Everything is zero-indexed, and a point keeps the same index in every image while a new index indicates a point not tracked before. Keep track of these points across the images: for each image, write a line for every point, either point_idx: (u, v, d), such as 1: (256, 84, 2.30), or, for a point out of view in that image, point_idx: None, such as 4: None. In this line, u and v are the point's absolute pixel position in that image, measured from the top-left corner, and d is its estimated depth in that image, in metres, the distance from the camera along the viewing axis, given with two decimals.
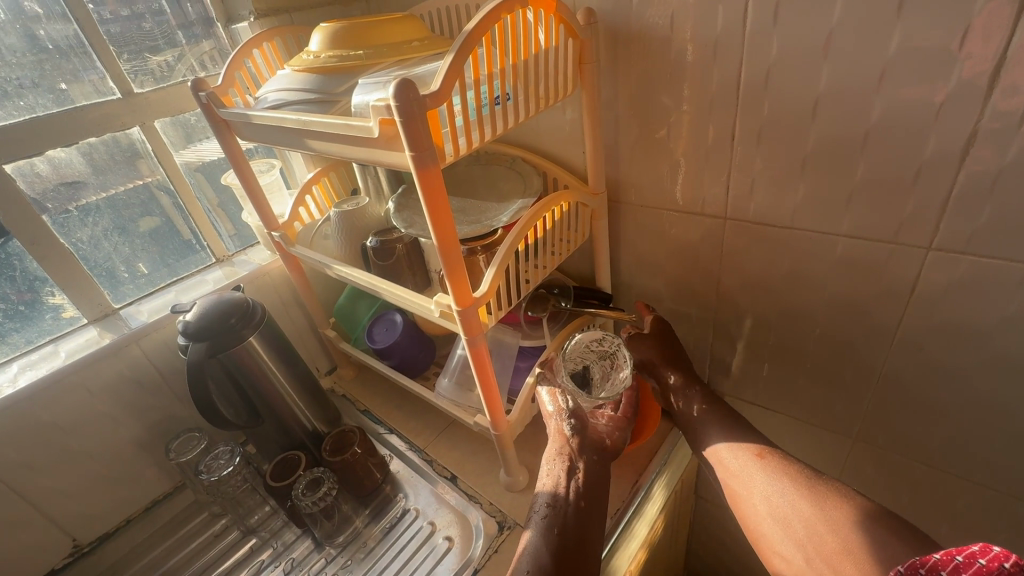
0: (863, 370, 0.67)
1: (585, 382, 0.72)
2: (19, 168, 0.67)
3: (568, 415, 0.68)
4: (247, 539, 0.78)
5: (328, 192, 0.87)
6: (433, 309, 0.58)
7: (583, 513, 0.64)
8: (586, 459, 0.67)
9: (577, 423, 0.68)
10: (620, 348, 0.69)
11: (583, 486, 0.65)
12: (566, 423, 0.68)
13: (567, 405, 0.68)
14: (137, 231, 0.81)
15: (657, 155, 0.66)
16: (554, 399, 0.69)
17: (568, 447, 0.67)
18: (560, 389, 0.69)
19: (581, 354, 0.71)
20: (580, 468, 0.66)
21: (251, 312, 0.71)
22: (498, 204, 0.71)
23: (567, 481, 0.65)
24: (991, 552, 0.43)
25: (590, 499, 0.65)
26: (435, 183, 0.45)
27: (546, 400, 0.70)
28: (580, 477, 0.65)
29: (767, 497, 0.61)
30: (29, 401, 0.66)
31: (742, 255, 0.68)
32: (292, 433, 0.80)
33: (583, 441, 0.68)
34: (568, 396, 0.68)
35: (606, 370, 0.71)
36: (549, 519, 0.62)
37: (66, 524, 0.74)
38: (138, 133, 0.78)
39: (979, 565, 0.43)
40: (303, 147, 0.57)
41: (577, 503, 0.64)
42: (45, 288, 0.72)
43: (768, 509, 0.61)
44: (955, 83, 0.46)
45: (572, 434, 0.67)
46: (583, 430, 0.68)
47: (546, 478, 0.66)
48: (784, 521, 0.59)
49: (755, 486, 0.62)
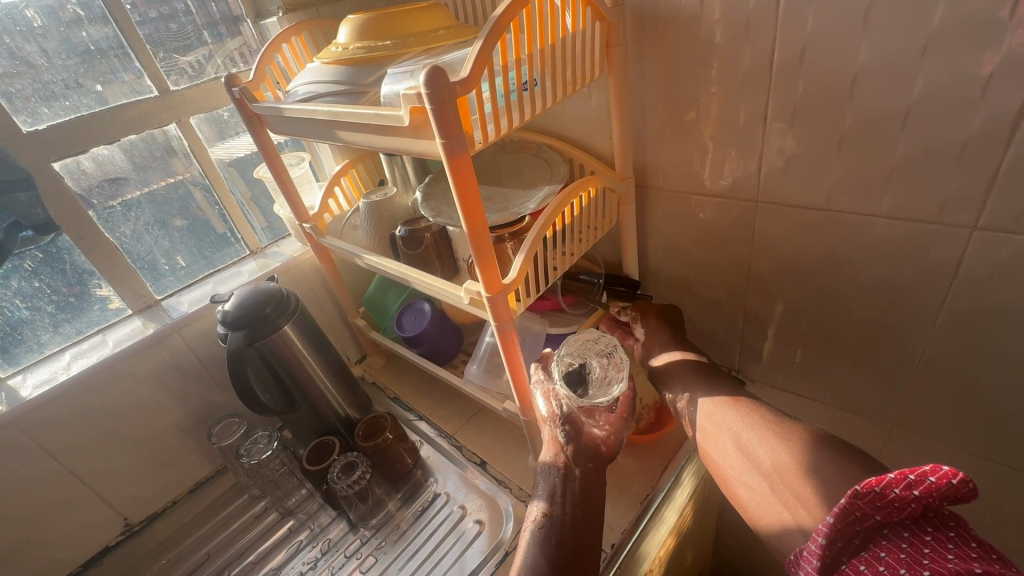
0: (902, 353, 0.65)
1: (580, 384, 0.65)
2: (66, 166, 0.70)
3: (560, 421, 0.62)
4: (285, 521, 0.81)
5: (356, 183, 0.89)
6: (463, 296, 0.59)
7: (581, 522, 0.59)
8: (582, 467, 0.62)
9: (571, 430, 0.62)
10: (617, 347, 0.64)
11: (580, 494, 0.60)
12: (558, 430, 0.62)
13: (561, 409, 0.62)
14: (176, 226, 0.84)
15: (685, 138, 0.65)
16: (548, 403, 0.63)
17: (561, 456, 0.62)
18: (555, 391, 0.63)
19: (578, 354, 0.64)
20: (576, 476, 0.61)
21: (285, 302, 0.73)
22: (524, 192, 0.71)
23: (562, 486, 0.61)
24: (940, 470, 0.40)
25: (587, 507, 0.60)
26: (466, 170, 0.46)
27: (541, 405, 0.64)
28: (574, 485, 0.61)
29: (736, 430, 0.58)
30: (81, 387, 0.70)
31: (774, 238, 0.66)
32: (325, 419, 0.82)
33: (578, 448, 0.62)
34: (564, 402, 0.62)
35: (604, 368, 0.63)
36: (547, 527, 0.58)
37: (118, 504, 0.78)
38: (175, 130, 0.81)
39: (930, 483, 0.40)
40: (334, 138, 0.58)
41: (574, 511, 0.59)
42: (92, 280, 0.76)
43: (738, 442, 0.57)
44: (1005, 53, 0.44)
45: (565, 442, 0.62)
46: (577, 437, 0.62)
47: (543, 486, 0.62)
48: (751, 454, 0.55)
49: (726, 421, 0.59)
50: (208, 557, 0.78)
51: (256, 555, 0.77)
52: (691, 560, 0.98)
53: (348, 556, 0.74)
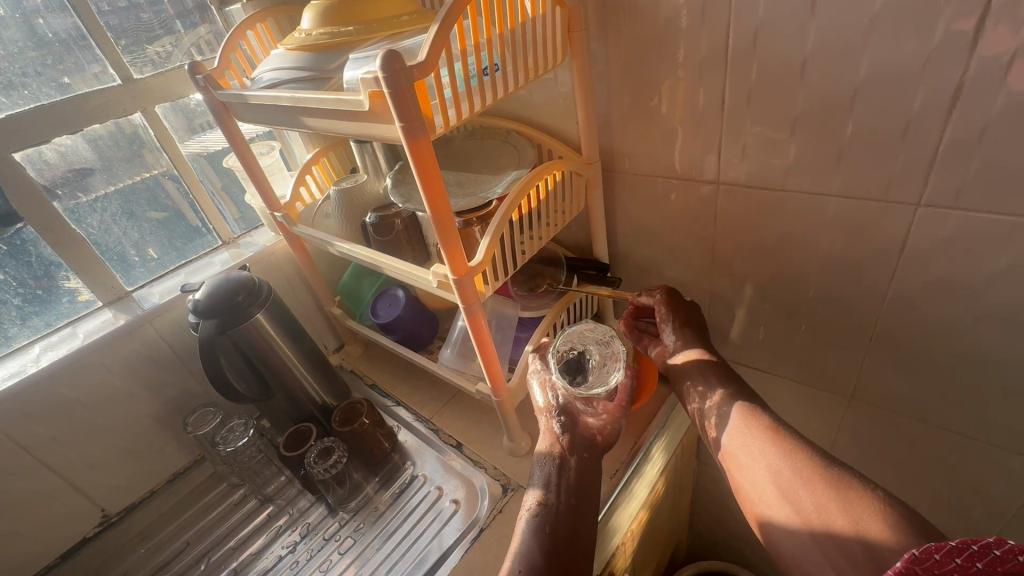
0: (857, 328, 0.68)
1: (579, 371, 0.68)
2: (28, 156, 0.69)
3: (556, 411, 0.64)
4: (264, 507, 0.82)
5: (328, 171, 0.89)
6: (431, 279, 0.60)
7: (576, 510, 0.58)
8: (578, 457, 0.62)
9: (566, 421, 0.64)
10: (615, 339, 0.68)
11: (574, 482, 0.60)
12: (554, 420, 0.64)
13: (557, 400, 0.65)
14: (145, 217, 0.83)
15: (649, 123, 0.67)
16: (544, 394, 0.66)
17: (557, 447, 0.63)
18: (552, 382, 0.66)
19: (577, 341, 0.69)
20: (571, 466, 0.61)
21: (259, 291, 0.74)
22: (493, 177, 0.72)
23: (557, 477, 0.61)
24: (1006, 544, 0.36)
25: (582, 497, 0.60)
26: (426, 153, 0.47)
27: (538, 395, 0.66)
28: (569, 475, 0.61)
29: (776, 468, 0.54)
30: (52, 378, 0.69)
31: (736, 218, 0.68)
32: (302, 406, 0.83)
33: (573, 438, 0.63)
34: (560, 392, 0.65)
35: (603, 356, 0.68)
36: (541, 517, 0.57)
37: (94, 495, 0.78)
38: (140, 118, 0.80)
39: (993, 556, 0.37)
40: (300, 124, 0.58)
41: (568, 500, 0.59)
42: (60, 273, 0.75)
43: (779, 485, 0.53)
44: (941, 36, 0.46)
45: (560, 433, 0.63)
46: (572, 428, 0.64)
47: (537, 477, 0.61)
48: (791, 495, 0.52)
49: (765, 458, 0.55)
50: (187, 545, 0.79)
51: (237, 540, 0.78)
52: (665, 534, 1.01)
53: (327, 538, 0.76)
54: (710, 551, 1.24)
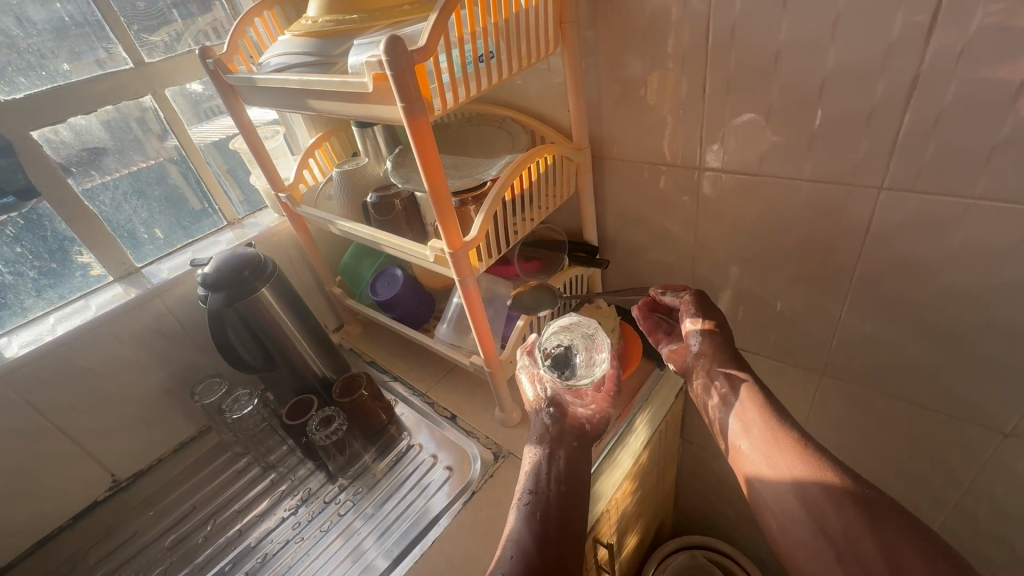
0: (828, 306, 0.72)
1: (567, 366, 0.72)
2: (45, 135, 0.73)
3: (546, 403, 0.68)
4: (267, 474, 0.86)
5: (330, 155, 0.92)
6: (428, 254, 0.64)
7: (566, 497, 0.61)
8: (566, 446, 0.65)
9: (556, 411, 0.68)
10: (598, 331, 0.72)
11: (564, 470, 0.63)
12: (544, 412, 0.67)
13: (546, 392, 0.68)
14: (154, 196, 0.87)
15: (636, 111, 0.71)
16: (533, 387, 0.69)
17: (547, 436, 0.66)
18: (540, 375, 0.69)
19: (564, 337, 0.73)
20: (561, 455, 0.64)
21: (263, 266, 0.77)
22: (489, 160, 0.76)
23: (547, 466, 0.63)
24: None
25: (572, 484, 0.62)
26: (425, 133, 0.51)
27: (527, 389, 0.69)
28: (559, 463, 0.63)
29: (804, 486, 0.54)
30: (67, 346, 0.73)
31: (716, 202, 0.72)
32: (304, 378, 0.87)
33: (562, 428, 0.67)
34: (548, 385, 0.68)
35: (589, 350, 0.72)
36: (532, 504, 0.59)
37: (106, 460, 0.82)
38: (151, 101, 0.83)
39: None
40: (306, 106, 0.62)
41: (558, 487, 0.61)
42: (73, 248, 0.79)
43: (808, 504, 0.53)
44: (898, 31, 0.50)
45: (549, 422, 0.66)
46: (562, 418, 0.68)
47: (528, 467, 0.64)
48: (819, 517, 0.52)
49: (792, 472, 0.55)
50: (194, 508, 0.83)
51: (242, 503, 0.82)
52: (650, 508, 1.06)
53: (328, 502, 0.80)
54: (693, 527, 1.30)
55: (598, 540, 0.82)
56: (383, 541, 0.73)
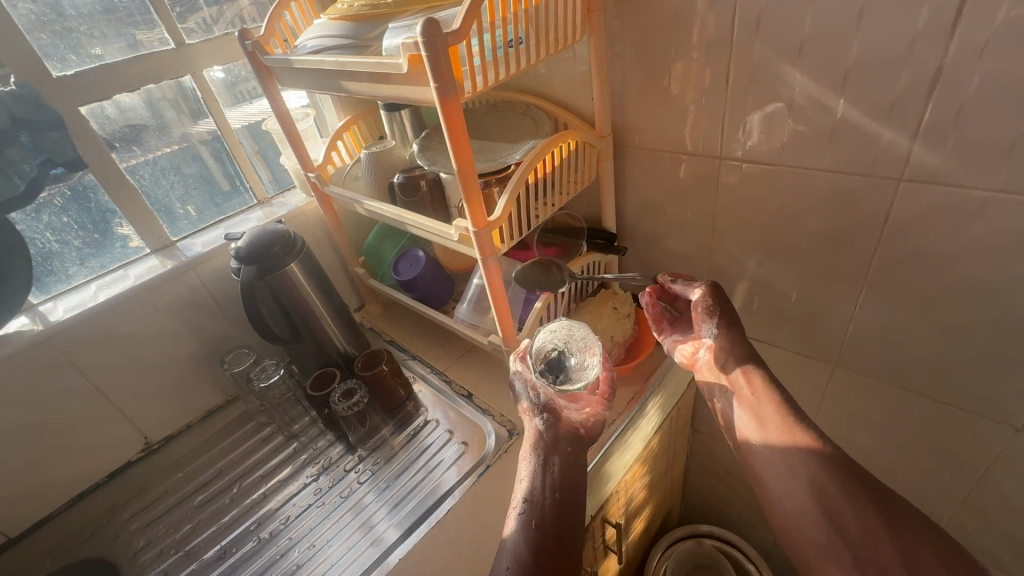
0: (843, 297, 0.73)
1: (560, 371, 0.72)
2: (92, 110, 0.77)
3: (538, 410, 0.67)
4: (290, 443, 0.89)
5: (357, 138, 0.95)
6: (452, 232, 0.66)
7: (561, 505, 0.61)
8: (561, 453, 0.65)
9: (549, 417, 0.67)
10: (588, 334, 0.72)
11: (559, 477, 0.63)
12: (537, 419, 0.67)
13: (538, 399, 0.67)
14: (190, 173, 0.91)
15: (658, 100, 0.72)
16: (526, 394, 0.68)
17: (540, 443, 0.66)
18: (533, 381, 0.68)
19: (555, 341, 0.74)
20: (555, 463, 0.64)
21: (293, 243, 0.81)
22: (513, 145, 0.78)
23: (541, 475, 0.63)
24: None
25: (566, 493, 0.62)
26: (455, 113, 0.53)
27: (520, 396, 0.69)
28: (554, 471, 0.63)
29: (820, 486, 0.56)
30: (108, 313, 0.78)
31: (736, 191, 0.73)
32: (327, 353, 0.90)
33: (556, 434, 0.66)
34: (540, 391, 0.68)
35: (580, 354, 0.72)
36: (527, 514, 0.60)
37: (140, 423, 0.86)
38: (190, 81, 0.87)
39: None
40: (340, 87, 0.65)
41: (553, 495, 0.61)
42: (114, 220, 0.83)
43: (825, 506, 0.55)
44: (923, 23, 0.50)
45: (543, 429, 0.66)
46: (556, 424, 0.67)
47: (523, 476, 0.64)
48: (836, 518, 0.54)
49: (807, 472, 0.57)
50: (222, 471, 0.87)
51: (266, 469, 0.86)
52: (658, 494, 1.08)
53: (348, 471, 0.83)
54: (701, 518, 1.31)
55: (607, 520, 0.84)
56: (396, 513, 0.75)
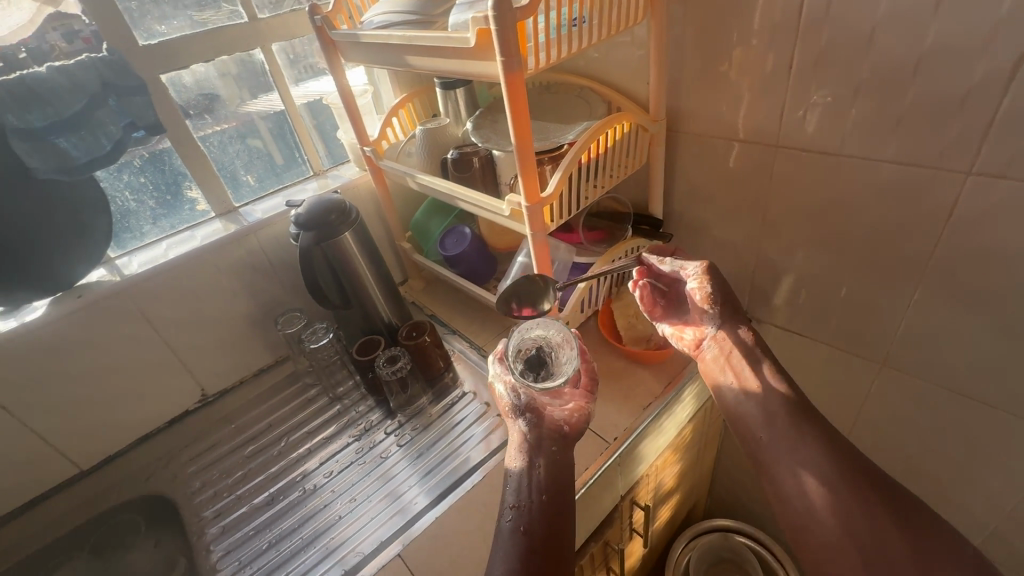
0: (896, 294, 0.71)
1: (539, 367, 0.69)
2: (171, 78, 0.83)
3: (520, 411, 0.64)
4: (333, 404, 0.94)
5: (412, 115, 0.98)
6: (504, 208, 0.68)
7: (548, 507, 0.59)
8: (545, 454, 0.62)
9: (533, 417, 0.64)
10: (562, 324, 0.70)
11: (545, 479, 0.61)
12: (520, 420, 0.64)
13: (520, 401, 0.64)
14: (254, 142, 0.95)
15: (716, 85, 0.72)
16: (507, 396, 0.65)
17: (525, 445, 0.63)
18: (513, 383, 0.65)
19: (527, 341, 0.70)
20: (540, 464, 0.62)
21: (348, 212, 0.84)
22: (566, 126, 0.79)
23: (527, 478, 0.61)
24: None
25: (554, 492, 0.60)
26: (518, 88, 0.54)
27: (501, 398, 0.65)
28: (539, 473, 0.61)
29: (829, 482, 0.55)
30: (177, 269, 0.83)
31: (790, 181, 0.73)
32: (373, 321, 0.94)
33: (540, 433, 0.64)
34: (520, 391, 0.65)
35: (557, 347, 0.70)
36: (514, 518, 0.58)
37: (198, 375, 0.92)
38: (259, 54, 0.91)
39: None
40: (404, 62, 0.67)
41: (540, 498, 0.59)
42: (184, 183, 0.88)
43: (834, 504, 0.54)
44: (1007, 9, 0.49)
45: (526, 431, 0.63)
46: (539, 423, 0.64)
47: (510, 480, 0.62)
48: (845, 515, 0.53)
49: (815, 466, 0.57)
50: (270, 426, 0.92)
51: (312, 427, 0.91)
52: (686, 484, 1.07)
53: (388, 434, 0.87)
54: (726, 513, 1.30)
55: (635, 502, 0.85)
56: (427, 480, 0.78)
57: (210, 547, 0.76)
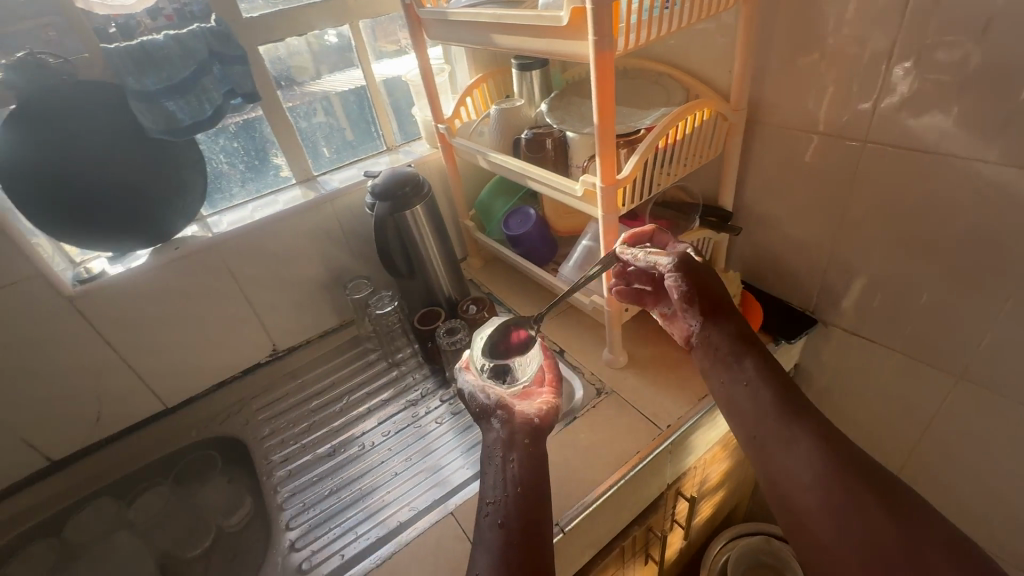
0: (984, 304, 0.68)
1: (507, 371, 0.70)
2: (268, 50, 0.89)
3: (490, 411, 0.63)
4: (391, 370, 0.98)
5: (485, 96, 0.99)
6: (577, 188, 0.69)
7: (526, 499, 0.54)
8: (520, 450, 0.58)
9: (505, 414, 0.62)
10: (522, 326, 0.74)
11: (521, 472, 0.56)
12: (491, 420, 0.62)
13: (489, 399, 0.63)
14: (335, 115, 1.00)
15: (804, 75, 0.70)
16: (477, 399, 0.64)
17: (498, 442, 0.60)
18: (482, 385, 0.65)
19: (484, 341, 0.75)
20: (515, 458, 0.57)
21: (421, 186, 0.88)
22: (642, 112, 0.79)
23: (500, 473, 0.57)
24: None
25: (532, 484, 0.55)
26: (607, 67, 0.55)
27: (472, 402, 0.64)
28: (512, 467, 0.57)
29: (822, 478, 0.50)
30: (261, 229, 0.89)
31: (876, 178, 0.70)
32: (434, 294, 0.97)
33: (513, 429, 0.60)
34: (488, 390, 0.65)
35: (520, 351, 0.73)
36: (492, 511, 0.54)
37: (271, 331, 0.98)
38: (347, 30, 0.95)
39: None
40: (490, 40, 0.69)
41: (515, 490, 0.55)
42: (271, 150, 0.94)
43: (829, 505, 0.49)
44: None
45: (499, 428, 0.61)
46: (511, 420, 0.61)
47: (486, 476, 0.58)
48: (841, 514, 0.48)
49: (807, 462, 0.52)
50: (333, 384, 0.98)
51: (370, 389, 0.95)
52: (732, 483, 1.06)
53: (441, 402, 0.90)
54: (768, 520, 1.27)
55: (681, 493, 0.85)
56: (470, 454, 0.80)
57: (276, 488, 0.82)
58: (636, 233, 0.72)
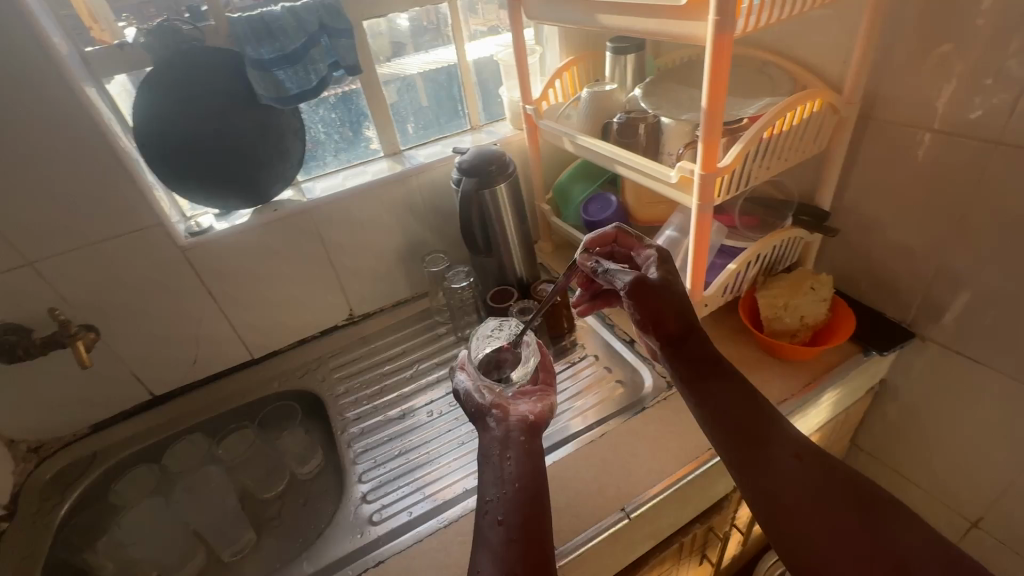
0: None
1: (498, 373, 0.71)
2: (370, 25, 0.93)
3: (485, 410, 0.60)
4: (459, 344, 1.01)
5: (574, 80, 0.99)
6: (672, 174, 0.68)
7: (525, 497, 0.52)
8: (516, 448, 0.56)
9: (500, 414, 0.60)
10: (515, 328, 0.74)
11: (518, 469, 0.54)
12: (486, 419, 0.59)
13: (485, 399, 0.61)
14: (426, 91, 1.03)
15: (932, 69, 0.66)
16: (473, 399, 0.62)
17: (492, 441, 0.57)
18: (479, 385, 0.63)
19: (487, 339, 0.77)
20: (511, 455, 0.55)
21: (506, 165, 0.89)
22: (745, 101, 0.76)
23: (496, 471, 0.54)
24: None
25: (531, 482, 0.53)
26: (725, 48, 0.53)
27: (466, 404, 0.62)
28: (508, 464, 0.54)
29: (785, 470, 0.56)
30: (351, 197, 0.93)
31: (1005, 184, 0.64)
32: (507, 274, 0.98)
33: (509, 426, 0.58)
34: (483, 391, 0.63)
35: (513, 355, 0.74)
36: (490, 509, 0.51)
37: (350, 296, 1.03)
38: (444, 8, 0.98)
39: None
40: (594, 20, 0.68)
41: (512, 487, 0.52)
42: (364, 122, 0.99)
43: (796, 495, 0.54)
44: None
45: (493, 428, 0.58)
46: (506, 419, 0.59)
47: (481, 475, 0.54)
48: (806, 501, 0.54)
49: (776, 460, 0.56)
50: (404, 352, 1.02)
51: (437, 361, 0.98)
52: None
53: None
54: None
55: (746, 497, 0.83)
56: None
57: (349, 443, 0.86)
58: (600, 234, 0.70)
